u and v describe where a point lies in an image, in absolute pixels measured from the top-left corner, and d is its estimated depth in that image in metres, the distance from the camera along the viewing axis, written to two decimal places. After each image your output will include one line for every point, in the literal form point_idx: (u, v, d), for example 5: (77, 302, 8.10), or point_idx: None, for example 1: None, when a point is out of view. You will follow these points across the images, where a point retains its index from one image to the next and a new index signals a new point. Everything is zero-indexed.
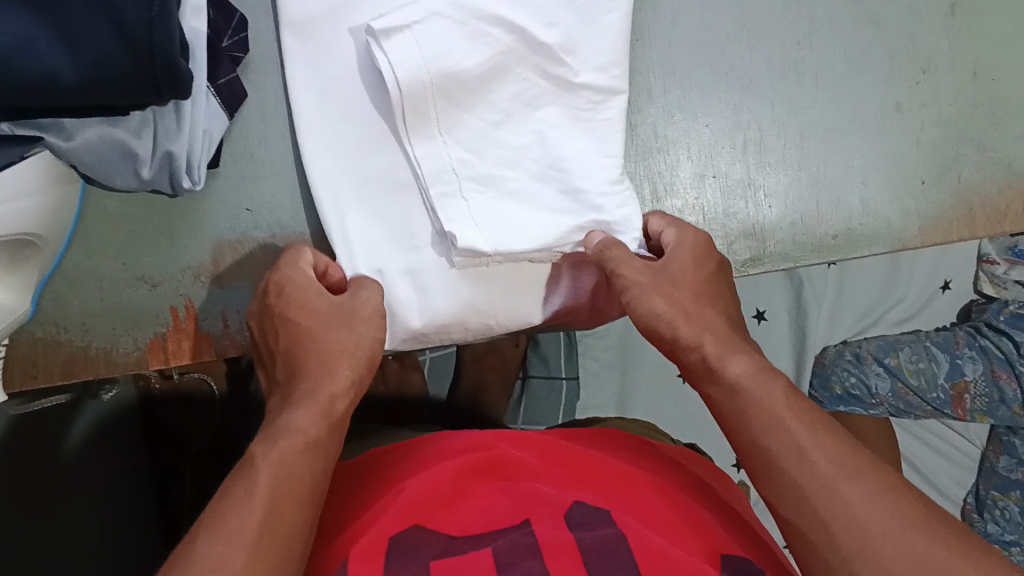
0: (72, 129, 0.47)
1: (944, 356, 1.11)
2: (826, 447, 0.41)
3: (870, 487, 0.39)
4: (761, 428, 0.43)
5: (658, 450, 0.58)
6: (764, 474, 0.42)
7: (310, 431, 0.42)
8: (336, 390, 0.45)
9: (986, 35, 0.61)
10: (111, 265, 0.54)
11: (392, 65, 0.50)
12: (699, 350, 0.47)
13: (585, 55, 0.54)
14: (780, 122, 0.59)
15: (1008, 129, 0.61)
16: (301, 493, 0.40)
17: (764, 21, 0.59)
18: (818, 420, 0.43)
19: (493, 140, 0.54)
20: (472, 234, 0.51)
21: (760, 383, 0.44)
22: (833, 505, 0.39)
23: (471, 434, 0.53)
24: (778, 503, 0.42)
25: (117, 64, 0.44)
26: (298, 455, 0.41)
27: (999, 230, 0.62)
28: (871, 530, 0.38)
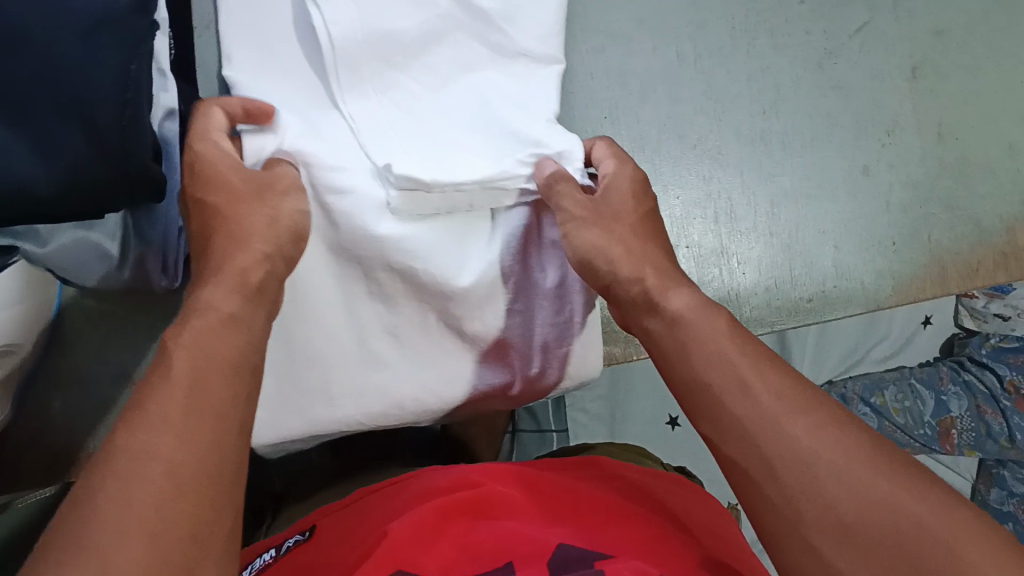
0: (48, 235, 0.47)
1: (934, 393, 1.03)
2: (768, 378, 0.34)
3: (812, 409, 0.32)
4: (697, 364, 0.36)
5: (617, 473, 0.53)
6: (700, 412, 0.35)
7: (226, 308, 0.34)
8: (254, 267, 0.38)
9: (949, 95, 0.62)
10: (95, 365, 0.56)
11: (327, 22, 0.48)
12: (638, 283, 0.42)
13: (522, 23, 0.53)
14: (751, 190, 0.60)
15: (975, 187, 0.62)
16: (228, 361, 0.32)
17: (730, 93, 0.60)
18: (761, 352, 0.35)
19: (430, 102, 0.51)
20: (408, 167, 0.46)
21: (703, 313, 0.38)
22: (776, 442, 0.32)
23: (452, 472, 0.49)
24: (715, 444, 0.34)
25: (92, 170, 0.41)
26: (218, 330, 0.33)
27: (972, 286, 0.63)
28: (820, 466, 0.30)
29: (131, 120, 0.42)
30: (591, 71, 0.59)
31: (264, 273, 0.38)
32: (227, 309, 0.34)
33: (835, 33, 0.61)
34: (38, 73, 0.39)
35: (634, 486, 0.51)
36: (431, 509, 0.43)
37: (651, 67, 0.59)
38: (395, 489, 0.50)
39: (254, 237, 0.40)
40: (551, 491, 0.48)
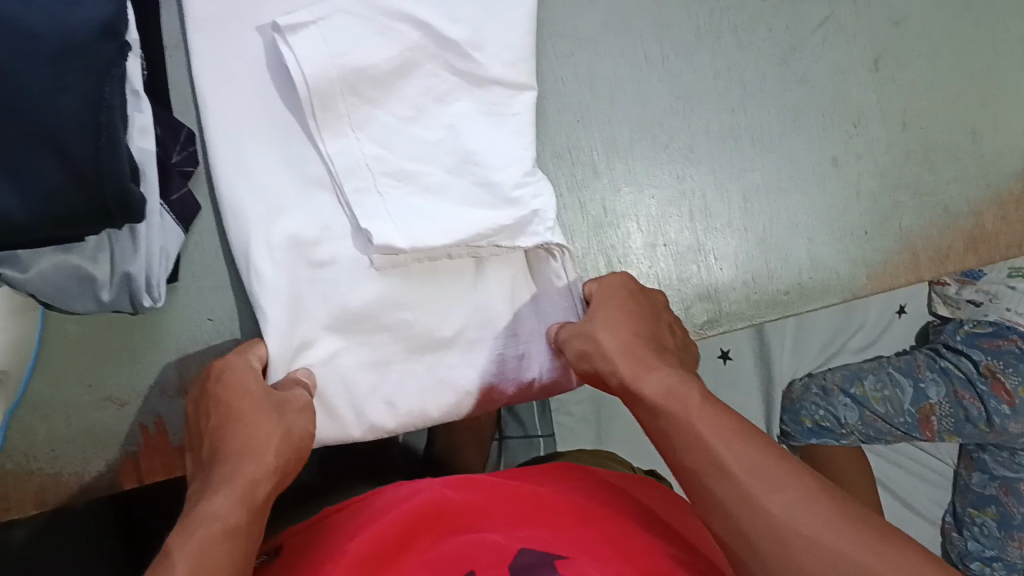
0: (29, 262, 0.47)
1: (907, 381, 1.07)
2: (742, 459, 0.40)
3: (794, 489, 0.38)
4: (682, 444, 0.42)
5: (598, 475, 0.58)
6: (691, 491, 0.41)
7: (232, 517, 0.40)
8: (256, 475, 0.43)
9: (910, 84, 0.63)
10: (75, 390, 0.54)
11: (299, 61, 0.50)
12: (614, 373, 0.48)
13: (494, 51, 0.56)
14: (723, 187, 0.61)
15: (941, 172, 0.64)
16: (226, 565, 0.38)
17: (698, 92, 0.61)
18: (746, 433, 0.41)
19: (405, 135, 0.54)
20: (385, 230, 0.51)
21: (676, 396, 0.44)
22: (755, 517, 0.38)
23: (421, 488, 0.52)
24: (705, 517, 0.40)
25: (69, 200, 0.42)
26: (220, 541, 0.39)
27: (943, 271, 0.64)
28: (795, 543, 0.36)
29: (106, 143, 0.42)
30: (561, 77, 0.59)
31: (271, 485, 0.44)
32: (231, 518, 0.40)
33: (796, 29, 0.62)
34: (6, 101, 0.40)
35: (617, 488, 0.56)
36: (394, 522, 0.47)
37: (619, 69, 0.60)
38: (363, 503, 0.53)
39: (260, 446, 0.45)
40: (506, 494, 0.52)
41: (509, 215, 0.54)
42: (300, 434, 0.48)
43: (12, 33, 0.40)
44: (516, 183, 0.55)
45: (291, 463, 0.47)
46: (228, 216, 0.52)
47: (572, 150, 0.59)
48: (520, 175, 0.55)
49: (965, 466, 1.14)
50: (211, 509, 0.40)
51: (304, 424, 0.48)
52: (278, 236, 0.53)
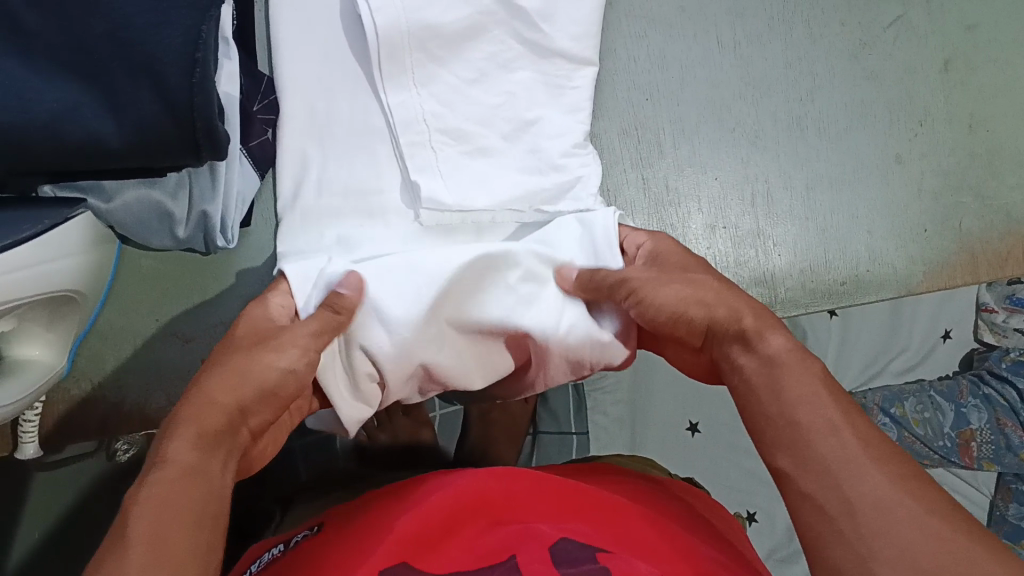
0: (112, 191, 0.50)
1: (949, 405, 1.00)
2: (859, 428, 0.34)
3: (886, 461, 0.32)
4: (792, 400, 0.36)
5: (655, 483, 0.53)
6: (782, 448, 0.35)
7: (194, 461, 0.32)
8: (217, 410, 0.35)
9: (978, 88, 0.64)
10: (145, 323, 0.57)
11: (372, 11, 0.52)
12: (736, 325, 0.40)
13: (560, 23, 0.56)
14: (787, 174, 0.62)
15: (1004, 177, 0.64)
16: (191, 519, 0.30)
17: (767, 80, 0.62)
18: (848, 403, 0.35)
19: (466, 97, 0.54)
20: (434, 187, 0.52)
21: (802, 360, 0.37)
22: (858, 482, 0.31)
23: (453, 480, 0.45)
24: (791, 476, 0.34)
25: (160, 128, 0.42)
26: (183, 480, 0.31)
27: (1000, 275, 0.64)
28: (898, 510, 0.30)
29: (201, 78, 0.42)
30: (633, 55, 0.61)
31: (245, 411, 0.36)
32: (186, 460, 0.32)
33: (869, 25, 0.63)
34: (109, 35, 0.41)
35: (653, 491, 0.50)
36: (437, 507, 0.42)
37: (691, 53, 0.61)
38: (408, 489, 0.46)
39: (237, 380, 0.37)
40: (548, 483, 0.45)
41: (555, 180, 0.55)
42: (282, 367, 0.39)
43: None
44: (564, 151, 0.55)
45: (286, 398, 0.39)
46: (282, 163, 0.55)
47: (639, 128, 0.61)
48: (568, 145, 0.56)
49: (1001, 497, 0.99)
50: (168, 455, 0.32)
51: (302, 354, 0.40)
52: (328, 177, 0.54)
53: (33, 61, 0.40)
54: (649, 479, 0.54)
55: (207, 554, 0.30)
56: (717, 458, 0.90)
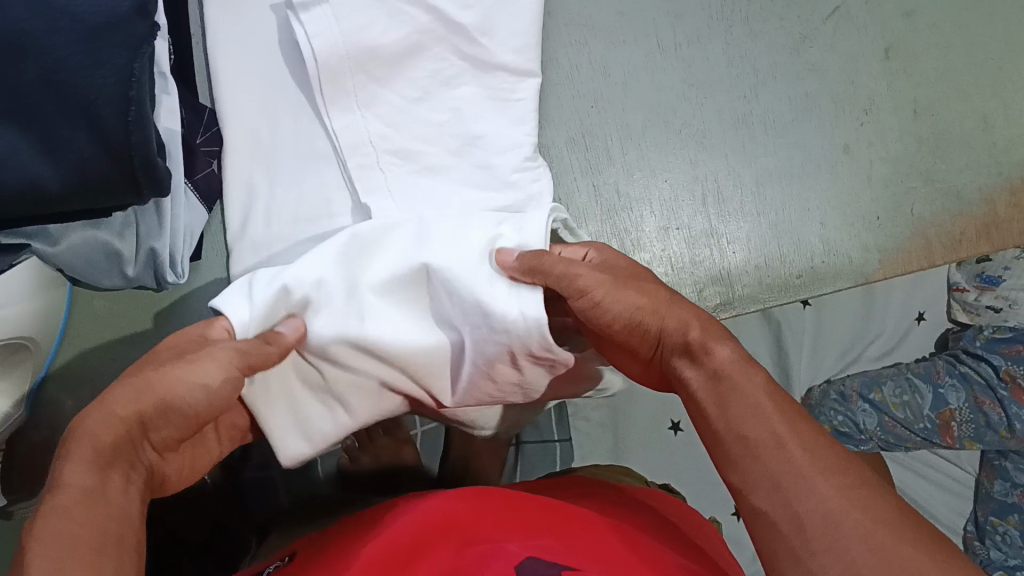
0: (58, 235, 0.49)
1: (926, 387, 0.97)
2: (804, 438, 0.34)
3: (832, 469, 0.32)
4: (735, 417, 0.35)
5: (625, 492, 0.53)
6: (729, 463, 0.35)
7: (90, 483, 0.32)
8: (113, 427, 0.34)
9: (921, 73, 0.64)
10: (104, 363, 0.57)
11: (309, 38, 0.52)
12: (684, 333, 0.40)
13: (501, 36, 0.56)
14: (735, 172, 0.62)
15: (952, 160, 0.64)
16: (89, 543, 0.30)
17: (711, 80, 0.62)
18: (792, 411, 0.35)
19: (412, 116, 0.55)
20: (387, 208, 0.52)
21: (745, 371, 0.37)
22: (805, 496, 0.31)
23: (420, 504, 0.44)
24: (744, 493, 0.34)
25: (100, 170, 0.42)
26: (77, 506, 0.31)
27: (955, 257, 0.64)
28: (847, 525, 0.30)
29: (135, 115, 0.42)
30: (576, 64, 0.61)
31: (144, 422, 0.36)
32: (83, 482, 0.32)
33: (808, 19, 0.63)
34: (43, 76, 0.40)
35: (624, 501, 0.50)
36: (406, 530, 0.41)
37: (633, 58, 0.61)
38: (380, 515, 0.45)
39: (142, 394, 0.36)
40: (517, 502, 0.45)
41: (506, 197, 0.55)
42: (191, 384, 0.37)
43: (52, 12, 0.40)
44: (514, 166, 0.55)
45: (193, 414, 0.38)
46: (231, 195, 0.55)
47: (587, 135, 0.61)
48: (518, 160, 0.55)
49: (985, 475, 0.99)
50: (61, 480, 0.32)
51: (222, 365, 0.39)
52: (281, 209, 0.54)
53: None
54: (614, 489, 0.54)
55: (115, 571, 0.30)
56: (699, 457, 0.90)
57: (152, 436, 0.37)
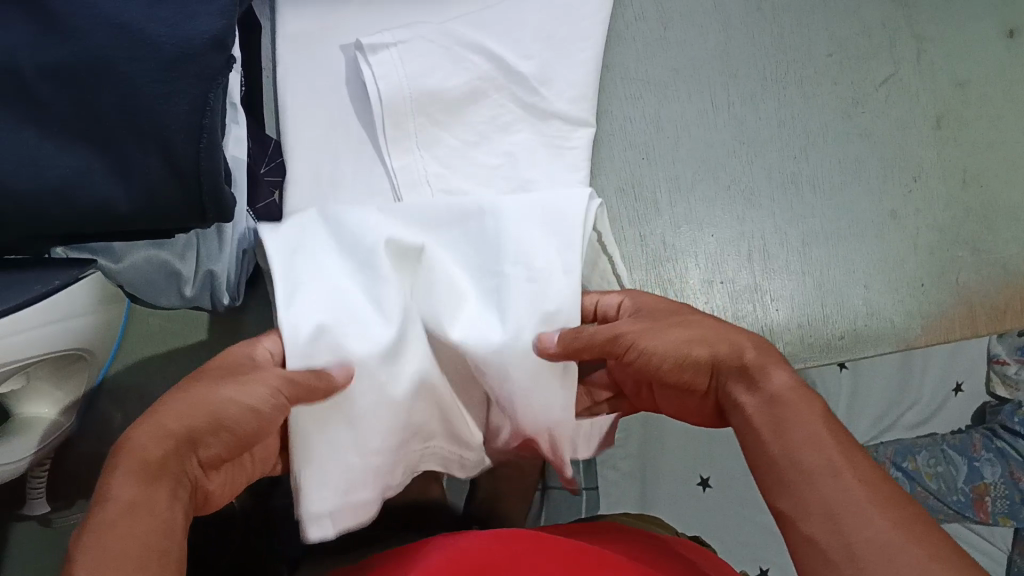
0: (121, 252, 0.51)
1: (962, 459, 1.01)
2: (861, 468, 0.33)
3: (885, 504, 0.31)
4: (794, 442, 0.35)
5: (658, 541, 0.53)
6: (782, 488, 0.34)
7: (127, 495, 0.30)
8: (160, 439, 0.33)
9: (971, 144, 0.65)
10: (154, 381, 0.59)
11: (376, 79, 0.55)
12: (740, 356, 0.40)
13: (559, 86, 0.58)
14: (782, 231, 0.63)
15: (1000, 232, 0.65)
16: (139, 555, 0.29)
17: (762, 139, 0.63)
18: (849, 443, 0.35)
19: (467, 159, 0.56)
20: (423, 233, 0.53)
21: (807, 398, 0.37)
22: (859, 523, 0.31)
23: (454, 540, 0.45)
24: (794, 520, 0.33)
25: (167, 192, 0.44)
26: (120, 521, 0.30)
27: (998, 328, 0.64)
28: (905, 559, 0.29)
29: (207, 144, 0.44)
30: (629, 117, 0.63)
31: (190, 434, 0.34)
32: (124, 497, 0.30)
33: (861, 84, 0.64)
34: (119, 103, 0.42)
35: (652, 547, 0.51)
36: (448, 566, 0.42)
37: (686, 114, 0.63)
38: (412, 548, 0.46)
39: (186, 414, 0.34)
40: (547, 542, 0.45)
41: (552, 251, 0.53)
42: (243, 402, 0.36)
43: (131, 40, 0.41)
44: None
45: (246, 434, 0.36)
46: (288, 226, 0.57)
47: (636, 186, 0.62)
48: None
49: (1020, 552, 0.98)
50: (108, 494, 0.31)
51: (267, 384, 0.38)
52: None
53: (47, 132, 0.42)
54: (647, 535, 0.54)
55: None
56: (728, 514, 0.90)
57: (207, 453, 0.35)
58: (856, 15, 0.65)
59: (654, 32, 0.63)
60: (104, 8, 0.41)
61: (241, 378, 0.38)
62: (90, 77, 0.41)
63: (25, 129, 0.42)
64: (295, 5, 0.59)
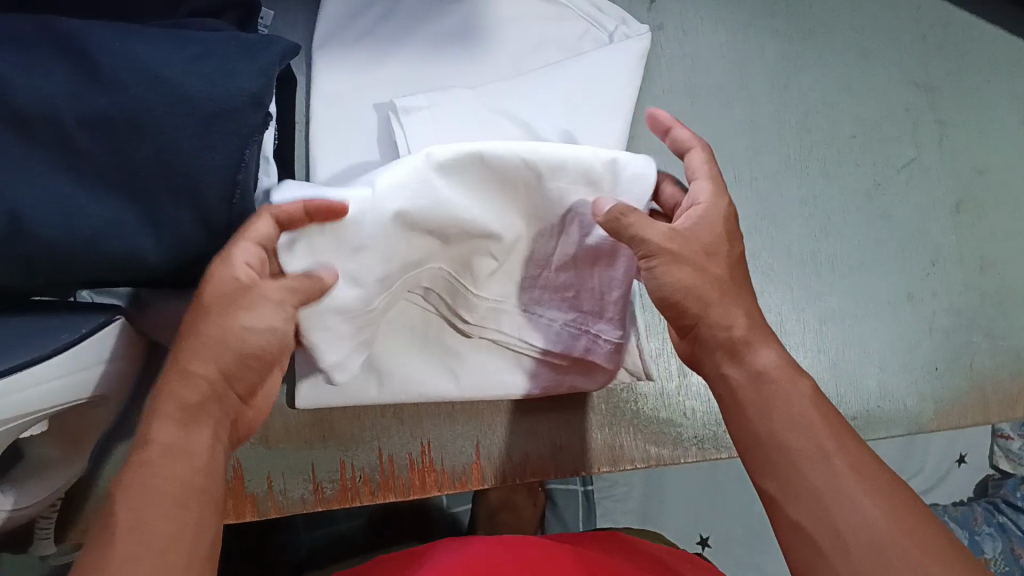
0: (147, 302, 0.52)
1: (963, 532, 0.99)
2: (847, 451, 0.40)
3: (879, 489, 0.39)
4: (778, 425, 0.42)
5: (653, 550, 0.55)
6: (768, 471, 0.41)
7: (167, 440, 0.39)
8: (191, 387, 0.40)
9: (990, 231, 0.66)
10: None
11: (407, 140, 0.56)
12: (727, 329, 0.45)
13: None
14: (800, 307, 0.63)
15: (1016, 319, 0.65)
16: (180, 494, 0.37)
17: (784, 215, 0.64)
18: (837, 425, 0.42)
19: None
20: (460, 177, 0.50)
21: (787, 378, 0.43)
22: (844, 508, 0.38)
23: (465, 549, 0.49)
24: (778, 500, 0.40)
25: (195, 243, 0.45)
26: (162, 459, 0.38)
27: (1010, 416, 0.64)
28: (878, 526, 0.37)
29: (239, 204, 0.45)
30: None
31: (199, 389, 0.41)
32: (165, 439, 0.38)
33: (882, 167, 0.65)
34: (156, 155, 0.42)
35: (654, 555, 0.53)
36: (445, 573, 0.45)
37: None
38: (417, 556, 0.50)
39: (200, 352, 0.41)
40: (548, 554, 0.49)
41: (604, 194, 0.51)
42: (258, 328, 0.43)
43: (174, 96, 0.41)
44: None
45: (261, 356, 0.43)
46: None
47: None
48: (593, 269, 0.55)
49: None
50: (150, 437, 0.39)
51: (279, 306, 0.44)
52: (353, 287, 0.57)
53: (83, 180, 0.41)
54: (630, 543, 0.56)
55: (196, 520, 0.37)
56: None
57: (236, 384, 0.43)
58: (881, 98, 0.66)
59: (681, 105, 0.64)
60: (148, 63, 0.42)
61: (244, 305, 0.42)
62: (131, 129, 0.41)
63: (58, 178, 0.41)
64: (330, 64, 0.60)
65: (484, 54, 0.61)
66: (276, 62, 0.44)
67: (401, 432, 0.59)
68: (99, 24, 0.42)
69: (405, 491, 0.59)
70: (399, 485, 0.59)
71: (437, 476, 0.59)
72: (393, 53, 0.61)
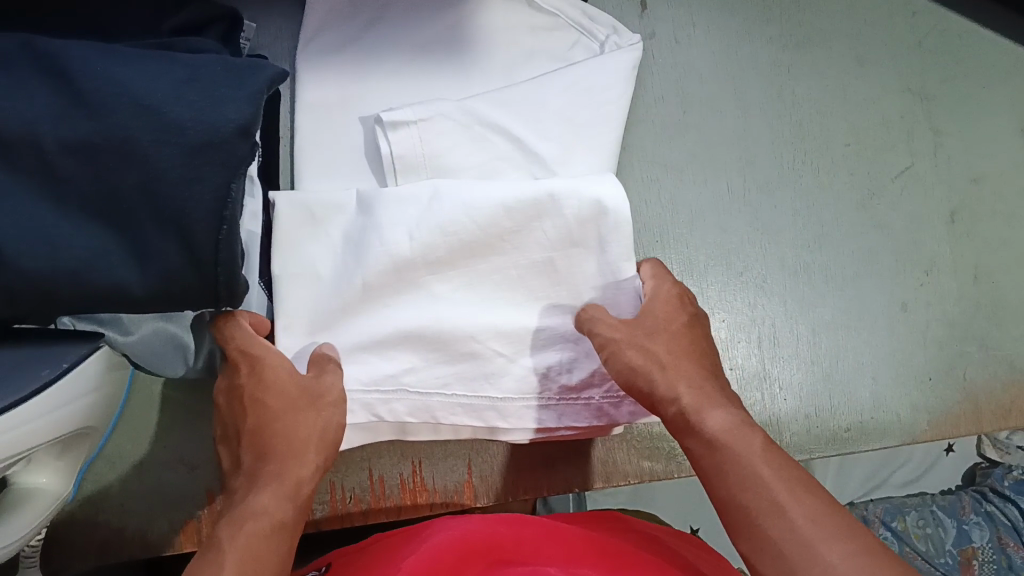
0: (132, 324, 0.49)
1: (950, 522, 1.00)
2: (803, 503, 0.37)
3: (844, 535, 0.36)
4: (732, 485, 0.40)
5: (643, 528, 0.53)
6: (739, 530, 0.39)
7: (278, 517, 0.41)
8: (292, 479, 0.43)
9: (984, 240, 0.65)
10: (153, 449, 0.57)
11: (393, 157, 0.55)
12: (674, 402, 0.45)
13: (575, 168, 0.57)
14: (792, 318, 0.62)
15: (1009, 329, 0.65)
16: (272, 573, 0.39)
17: (778, 226, 0.63)
18: (792, 476, 0.39)
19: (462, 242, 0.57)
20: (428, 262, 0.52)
21: (738, 437, 0.42)
22: (810, 563, 0.35)
23: (460, 525, 0.45)
24: (751, 560, 0.38)
25: (181, 278, 0.38)
26: (268, 536, 0.39)
27: (1002, 426, 0.64)
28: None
29: (226, 233, 0.38)
30: (645, 198, 0.62)
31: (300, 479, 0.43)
32: (272, 517, 0.40)
33: (877, 176, 0.65)
34: (143, 186, 0.36)
35: (651, 536, 0.51)
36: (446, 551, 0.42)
37: (701, 198, 0.62)
38: (412, 535, 0.47)
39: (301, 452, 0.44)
40: (552, 533, 0.46)
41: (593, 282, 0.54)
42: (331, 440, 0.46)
43: (161, 124, 0.36)
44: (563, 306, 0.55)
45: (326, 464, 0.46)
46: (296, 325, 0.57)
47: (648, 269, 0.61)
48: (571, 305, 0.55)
49: None
50: (251, 510, 0.40)
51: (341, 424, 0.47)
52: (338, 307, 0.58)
53: (65, 208, 0.36)
54: (623, 522, 0.54)
55: None
56: None
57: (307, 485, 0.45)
58: (874, 107, 0.65)
59: (674, 116, 0.63)
60: (130, 87, 0.37)
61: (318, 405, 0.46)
62: (116, 155, 0.36)
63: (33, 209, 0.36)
64: (315, 77, 0.59)
65: (472, 65, 0.60)
66: (264, 89, 0.39)
67: (390, 452, 0.58)
68: (80, 45, 0.38)
69: (396, 513, 0.58)
70: (391, 506, 0.58)
71: (427, 496, 0.58)
72: (380, 65, 0.59)
